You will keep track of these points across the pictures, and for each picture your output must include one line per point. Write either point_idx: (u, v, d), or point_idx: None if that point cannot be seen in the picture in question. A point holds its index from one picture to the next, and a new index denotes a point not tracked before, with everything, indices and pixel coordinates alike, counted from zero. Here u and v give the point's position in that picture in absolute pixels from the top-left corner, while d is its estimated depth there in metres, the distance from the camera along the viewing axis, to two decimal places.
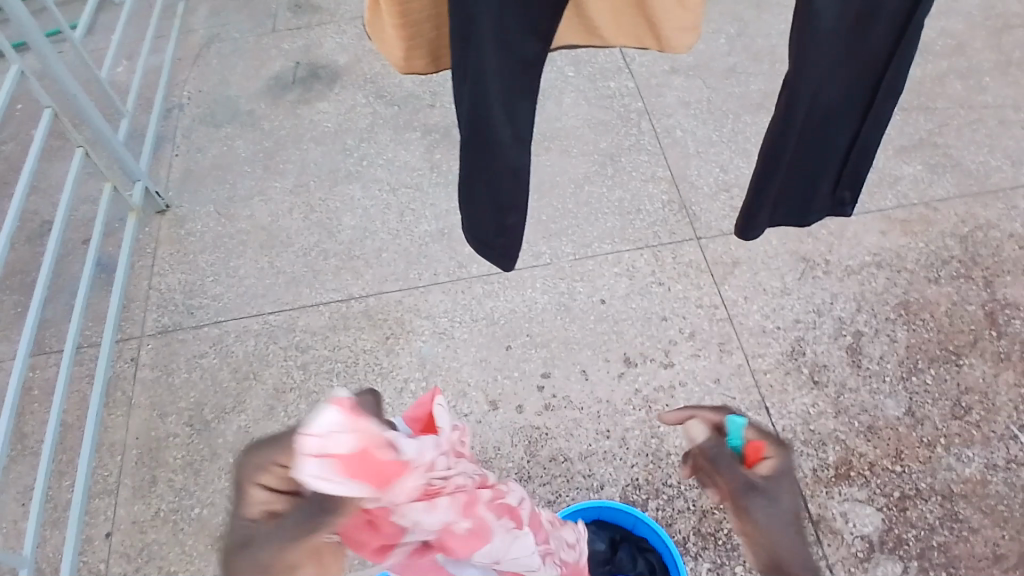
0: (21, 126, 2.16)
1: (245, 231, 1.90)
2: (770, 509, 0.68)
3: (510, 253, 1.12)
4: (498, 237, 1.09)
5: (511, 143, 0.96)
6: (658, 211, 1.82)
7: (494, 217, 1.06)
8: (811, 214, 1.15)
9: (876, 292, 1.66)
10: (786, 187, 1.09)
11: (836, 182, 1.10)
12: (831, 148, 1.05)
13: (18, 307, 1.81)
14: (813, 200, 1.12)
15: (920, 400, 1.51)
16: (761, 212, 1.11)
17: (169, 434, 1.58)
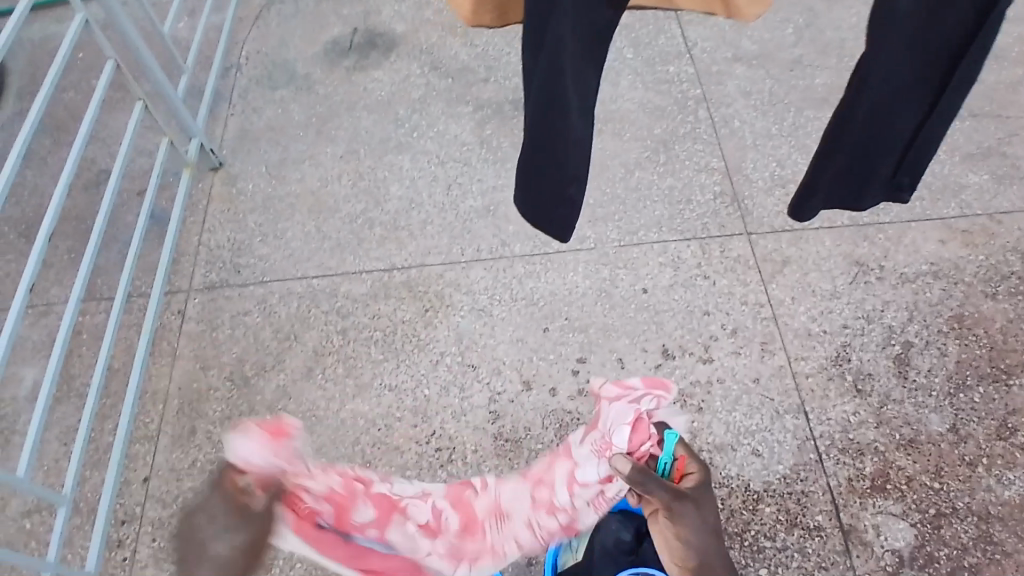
0: (85, 75, 2.21)
1: (294, 194, 1.92)
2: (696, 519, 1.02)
3: (569, 225, 1.09)
4: (559, 209, 1.07)
5: (578, 114, 0.95)
6: (709, 202, 1.78)
7: (554, 187, 1.04)
8: (867, 200, 1.10)
9: (930, 303, 1.60)
10: (845, 173, 1.06)
11: (897, 168, 1.05)
12: (896, 136, 1.00)
13: (73, 254, 1.88)
14: (870, 184, 1.08)
15: (966, 417, 1.46)
16: (815, 191, 1.09)
17: (210, 387, 1.63)
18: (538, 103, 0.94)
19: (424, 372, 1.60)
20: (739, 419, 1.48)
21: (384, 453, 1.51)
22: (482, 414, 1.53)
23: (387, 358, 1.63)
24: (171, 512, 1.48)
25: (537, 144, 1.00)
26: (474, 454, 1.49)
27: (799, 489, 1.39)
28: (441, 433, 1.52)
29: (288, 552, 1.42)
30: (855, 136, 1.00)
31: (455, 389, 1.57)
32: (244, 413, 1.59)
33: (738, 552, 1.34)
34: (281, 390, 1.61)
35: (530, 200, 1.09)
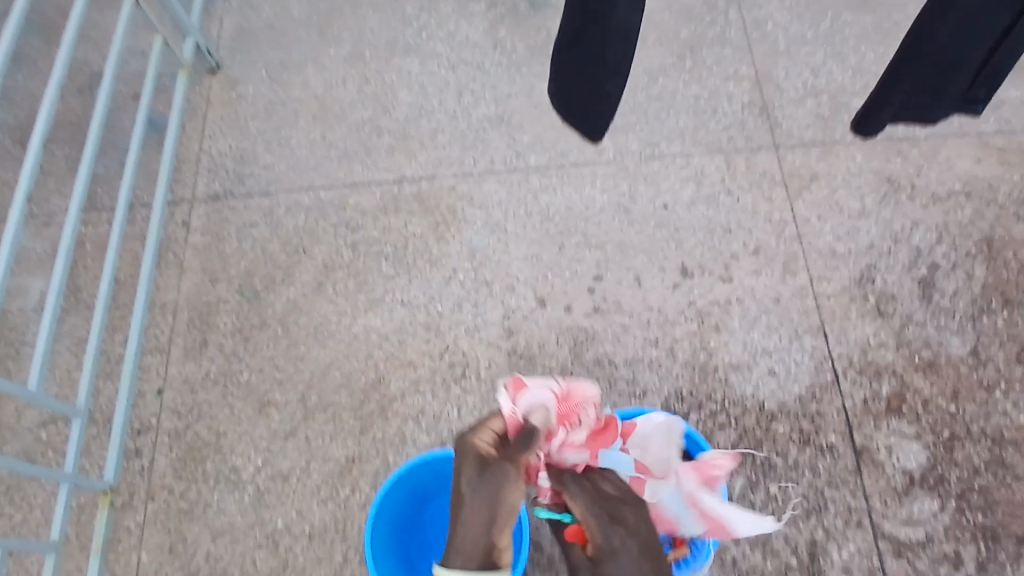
0: None
1: (297, 99, 1.82)
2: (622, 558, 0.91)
3: (602, 123, 1.05)
4: (594, 103, 1.03)
5: (626, 1, 0.87)
6: (736, 113, 1.68)
7: (591, 79, 0.99)
8: (938, 112, 1.04)
9: (960, 224, 1.54)
10: (918, 89, 0.99)
11: (974, 78, 0.98)
12: (977, 47, 0.93)
13: (71, 161, 1.80)
14: (942, 99, 1.01)
15: (987, 341, 1.43)
16: (885, 104, 1.02)
17: (220, 300, 1.60)
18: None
19: (436, 289, 1.57)
20: (757, 340, 1.46)
21: (397, 368, 1.50)
22: (496, 331, 1.51)
23: (398, 274, 1.59)
24: (186, 423, 1.49)
25: (577, 33, 0.95)
26: (487, 371, 1.48)
27: (814, 409, 1.39)
28: (455, 349, 1.51)
29: (304, 463, 1.44)
30: (934, 49, 0.93)
31: (468, 306, 1.54)
32: (254, 327, 1.57)
33: (750, 468, 1.35)
34: (291, 304, 1.59)
35: (567, 94, 1.05)
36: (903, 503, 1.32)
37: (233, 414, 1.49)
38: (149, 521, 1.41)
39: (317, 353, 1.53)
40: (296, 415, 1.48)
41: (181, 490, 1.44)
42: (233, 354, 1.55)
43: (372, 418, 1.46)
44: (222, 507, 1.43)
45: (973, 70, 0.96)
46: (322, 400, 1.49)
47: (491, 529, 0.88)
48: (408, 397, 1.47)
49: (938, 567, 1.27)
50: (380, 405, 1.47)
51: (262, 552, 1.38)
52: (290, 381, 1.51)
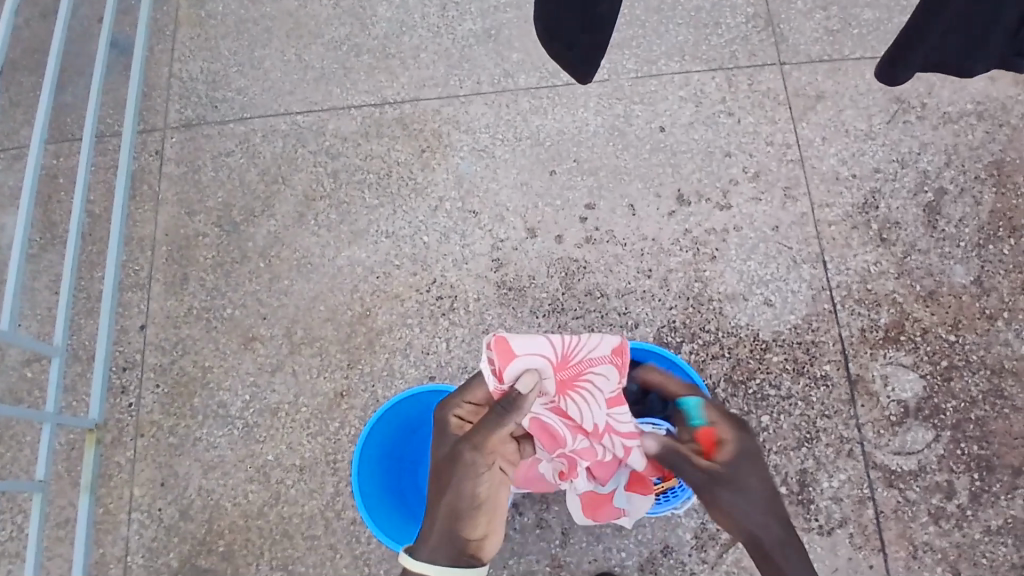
0: None
1: (270, 16, 1.70)
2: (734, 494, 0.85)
3: (596, 56, 0.93)
4: (582, 32, 0.90)
5: None
6: (739, 26, 1.57)
7: (579, 4, 0.86)
8: (976, 65, 0.86)
9: (971, 146, 1.46)
10: (947, 32, 0.82)
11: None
12: None
13: (35, 88, 1.70)
14: (981, 47, 0.83)
15: (992, 270, 1.39)
16: (913, 49, 0.85)
17: (198, 233, 1.54)
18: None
19: (422, 219, 1.51)
20: (754, 269, 1.41)
21: (384, 302, 1.46)
22: (484, 263, 1.46)
23: (382, 204, 1.53)
24: (171, 359, 1.47)
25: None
26: (476, 303, 1.44)
27: (810, 339, 1.36)
28: (442, 282, 1.46)
29: (292, 398, 1.42)
30: None
31: (455, 237, 1.49)
32: (236, 261, 1.52)
33: (742, 399, 1.33)
34: (272, 236, 1.53)
35: (550, 31, 0.92)
36: (896, 433, 1.31)
37: (218, 350, 1.47)
38: (140, 456, 1.41)
39: (301, 286, 1.49)
40: (282, 350, 1.45)
41: (169, 426, 1.43)
42: (216, 290, 1.50)
43: (359, 352, 1.44)
44: (213, 442, 1.42)
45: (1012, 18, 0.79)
46: (308, 335, 1.46)
47: (455, 522, 0.85)
48: (395, 331, 1.44)
49: (928, 495, 1.28)
50: (367, 339, 1.44)
51: (254, 485, 1.38)
52: (274, 315, 1.48)
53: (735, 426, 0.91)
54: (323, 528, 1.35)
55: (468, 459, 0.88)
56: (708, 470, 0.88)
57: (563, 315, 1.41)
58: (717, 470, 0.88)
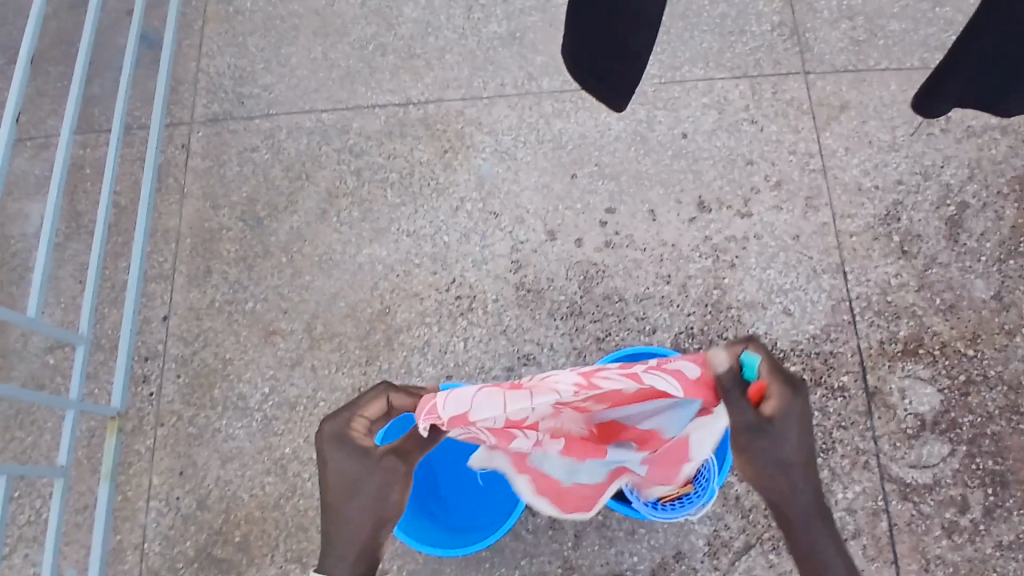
0: None
1: (297, 14, 1.72)
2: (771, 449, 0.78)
3: (620, 92, 0.98)
4: (607, 70, 0.95)
5: None
6: (764, 35, 1.57)
7: (606, 47, 0.92)
8: (1011, 101, 0.95)
9: (995, 161, 1.46)
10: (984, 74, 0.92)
11: None
12: None
13: (65, 80, 1.73)
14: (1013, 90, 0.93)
15: (1013, 285, 1.38)
16: (948, 86, 0.96)
17: (222, 227, 1.56)
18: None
19: (443, 219, 1.52)
20: (773, 278, 1.41)
21: (403, 300, 1.48)
22: (504, 264, 1.47)
23: (404, 203, 1.54)
24: (192, 351, 1.49)
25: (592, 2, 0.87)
26: (495, 304, 1.45)
27: (827, 350, 1.36)
28: (462, 281, 1.47)
29: (311, 392, 1.44)
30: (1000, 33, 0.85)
31: (476, 238, 1.50)
32: (258, 255, 1.54)
33: None
34: (294, 232, 1.55)
35: (580, 66, 0.97)
36: (911, 446, 1.31)
37: (239, 343, 1.49)
38: (160, 445, 1.43)
39: (322, 282, 1.51)
40: (302, 344, 1.47)
41: (189, 416, 1.45)
42: (238, 283, 1.52)
43: (378, 349, 1.45)
44: (231, 433, 1.44)
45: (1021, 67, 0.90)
46: (327, 330, 1.47)
47: (378, 528, 0.82)
48: (414, 329, 1.46)
49: (942, 509, 1.27)
50: (385, 336, 1.46)
51: (271, 477, 1.40)
52: (295, 310, 1.49)
53: (789, 385, 0.79)
54: None
55: (392, 463, 0.83)
56: (750, 422, 0.78)
57: (580, 318, 1.42)
58: (762, 425, 0.78)
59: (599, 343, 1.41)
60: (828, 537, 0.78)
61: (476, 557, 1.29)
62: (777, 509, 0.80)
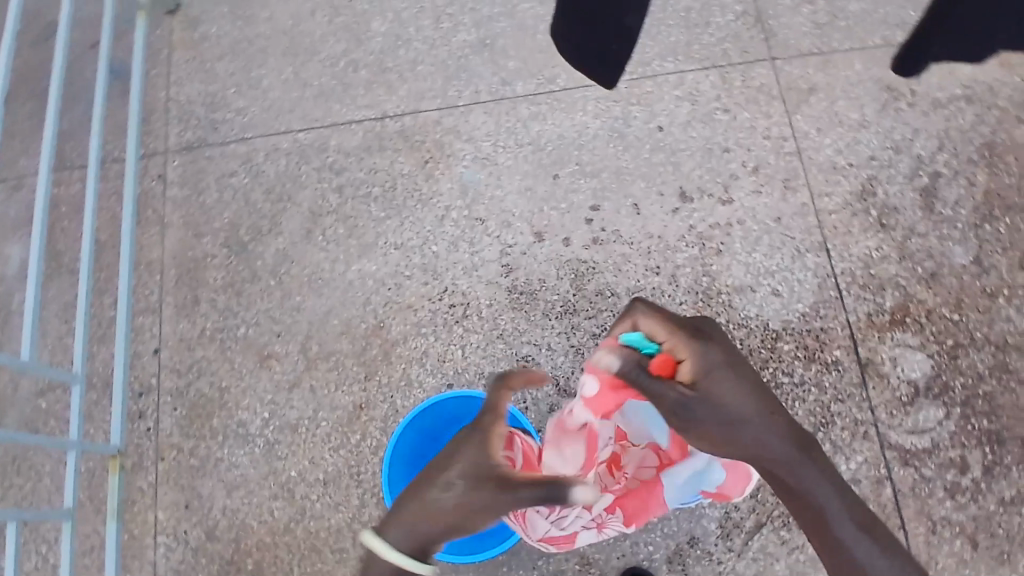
0: None
1: (265, 36, 1.71)
2: (711, 408, 0.79)
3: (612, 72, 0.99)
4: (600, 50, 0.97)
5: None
6: (729, 25, 1.60)
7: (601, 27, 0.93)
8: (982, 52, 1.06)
9: (961, 130, 1.50)
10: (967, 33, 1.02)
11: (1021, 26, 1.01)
12: None
13: (32, 119, 1.70)
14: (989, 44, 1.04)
15: (990, 249, 1.42)
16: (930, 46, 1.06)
17: (207, 255, 1.55)
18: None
19: (430, 229, 1.52)
20: (759, 261, 1.44)
21: (397, 312, 1.48)
22: (494, 269, 1.48)
23: (389, 216, 1.54)
24: (187, 382, 1.47)
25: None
26: (489, 309, 1.46)
27: (818, 326, 1.39)
28: (454, 289, 1.48)
29: (311, 413, 1.43)
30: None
31: (464, 245, 1.51)
32: (246, 280, 1.53)
33: None
34: (281, 254, 1.54)
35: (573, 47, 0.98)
36: (908, 412, 1.34)
37: (235, 370, 1.47)
38: (162, 480, 1.41)
39: (314, 302, 1.50)
40: (298, 366, 1.46)
41: (190, 448, 1.43)
42: (228, 310, 1.51)
43: (376, 364, 1.45)
44: (234, 461, 1.43)
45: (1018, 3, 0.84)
46: (323, 349, 1.47)
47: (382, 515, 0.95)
48: (410, 341, 1.46)
49: (943, 471, 1.31)
50: (382, 350, 1.46)
51: (279, 502, 1.39)
52: (289, 332, 1.48)
53: (689, 342, 0.82)
54: (351, 541, 1.36)
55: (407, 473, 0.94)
56: (678, 399, 0.79)
57: (575, 315, 1.44)
58: (688, 392, 0.79)
59: (596, 339, 1.42)
60: (800, 451, 0.82)
61: (493, 561, 1.29)
62: (755, 459, 0.82)
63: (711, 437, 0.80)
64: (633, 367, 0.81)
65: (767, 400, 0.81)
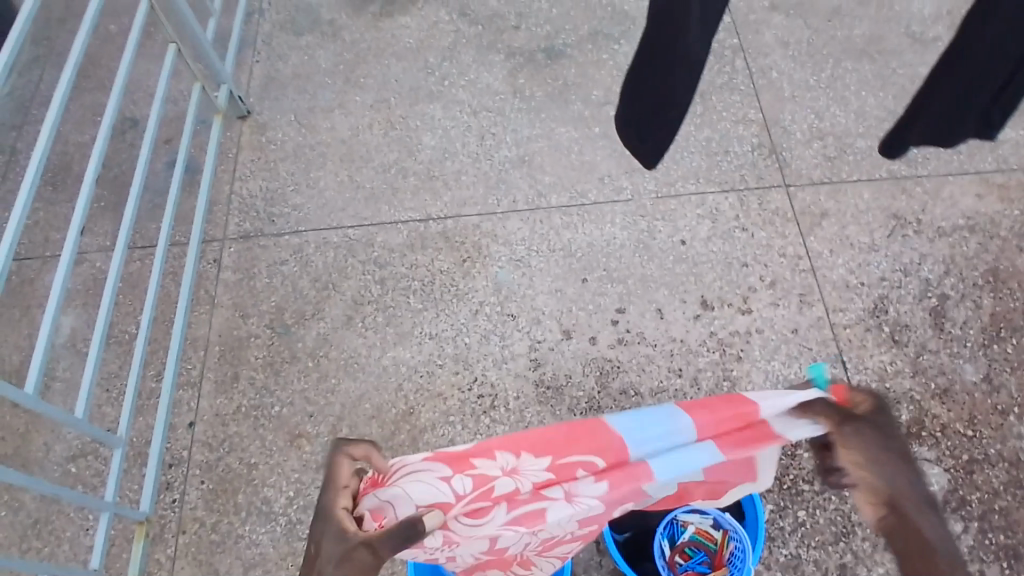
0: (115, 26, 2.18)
1: (325, 143, 1.90)
2: (859, 435, 0.70)
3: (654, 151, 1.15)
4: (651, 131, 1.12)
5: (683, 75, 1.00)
6: (747, 154, 1.77)
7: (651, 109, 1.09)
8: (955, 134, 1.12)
9: (966, 257, 1.61)
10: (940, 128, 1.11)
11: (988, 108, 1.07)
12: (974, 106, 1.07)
13: (102, 203, 1.85)
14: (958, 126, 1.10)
15: (999, 368, 1.49)
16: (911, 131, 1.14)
17: (251, 335, 1.64)
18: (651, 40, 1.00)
19: (463, 322, 1.61)
20: (778, 369, 1.50)
21: (426, 400, 1.53)
22: (523, 362, 1.55)
23: (426, 308, 1.64)
24: (218, 456, 1.51)
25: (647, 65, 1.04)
26: (516, 401, 1.51)
27: None
28: (483, 380, 1.54)
29: None
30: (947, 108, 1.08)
31: (495, 338, 1.59)
32: (286, 360, 1.60)
33: (777, 494, 1.38)
34: (322, 337, 1.62)
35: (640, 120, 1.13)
36: None
37: (265, 447, 1.51)
38: (181, 553, 1.42)
39: (348, 385, 1.56)
40: (327, 447, 1.50)
41: (212, 522, 1.44)
42: (265, 388, 1.57)
43: (403, 449, 1.49)
44: (253, 539, 1.43)
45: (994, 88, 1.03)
46: (353, 432, 1.51)
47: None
48: (437, 428, 1.50)
49: None
50: (410, 435, 1.50)
51: None
52: (321, 413, 1.54)
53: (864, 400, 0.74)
54: None
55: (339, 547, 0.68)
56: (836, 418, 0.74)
57: (599, 412, 1.49)
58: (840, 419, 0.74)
59: None
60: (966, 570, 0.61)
61: None
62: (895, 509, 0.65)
63: (848, 458, 0.71)
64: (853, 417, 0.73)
65: (916, 487, 0.66)
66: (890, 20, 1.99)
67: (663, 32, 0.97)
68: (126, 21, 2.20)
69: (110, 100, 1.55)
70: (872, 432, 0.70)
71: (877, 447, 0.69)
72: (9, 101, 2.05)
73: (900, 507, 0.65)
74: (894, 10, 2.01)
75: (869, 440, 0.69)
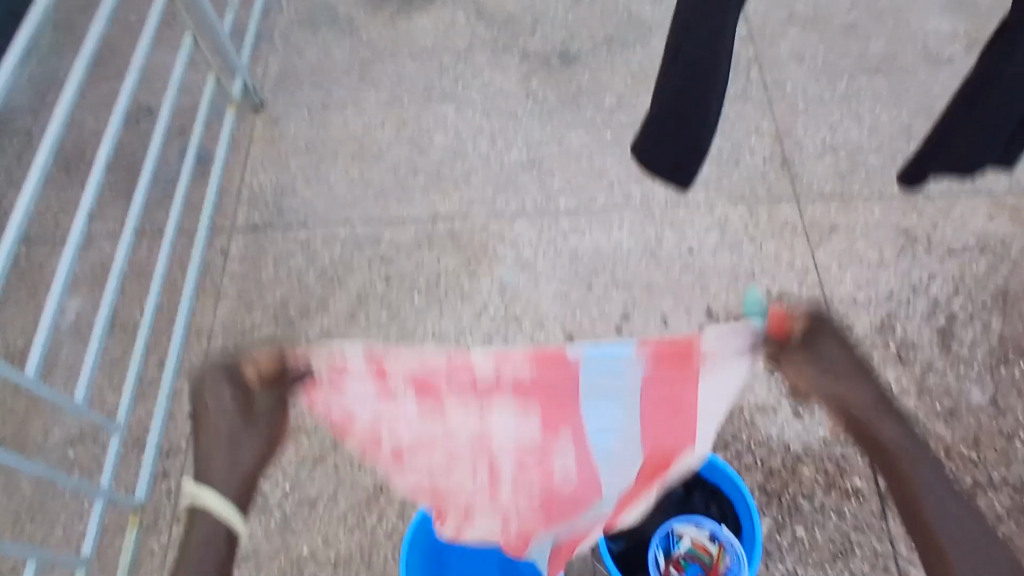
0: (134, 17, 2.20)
1: (337, 139, 1.90)
2: (821, 365, 0.82)
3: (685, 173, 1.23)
4: (686, 151, 1.19)
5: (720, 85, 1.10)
6: (758, 165, 1.77)
7: (686, 131, 1.16)
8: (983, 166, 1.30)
9: (977, 277, 1.60)
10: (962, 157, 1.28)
11: (1002, 147, 1.27)
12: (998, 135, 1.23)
13: (112, 190, 1.86)
14: (984, 157, 1.28)
15: (1006, 390, 1.47)
16: (932, 166, 1.33)
17: (254, 327, 1.64)
18: (684, 69, 1.09)
19: (467, 322, 1.61)
20: (781, 383, 1.49)
21: None
22: None
23: (430, 307, 1.64)
24: None
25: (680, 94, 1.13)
26: None
27: (838, 453, 1.42)
28: None
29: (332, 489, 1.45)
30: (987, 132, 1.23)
31: (498, 341, 1.58)
32: None
33: (776, 509, 1.37)
34: (325, 332, 1.62)
35: (670, 147, 1.19)
36: None
37: None
38: (174, 543, 1.42)
39: None
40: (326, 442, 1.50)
41: None
42: None
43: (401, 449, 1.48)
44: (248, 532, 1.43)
45: (1007, 131, 1.23)
46: None
47: None
48: None
49: None
50: None
51: None
52: (321, 409, 1.54)
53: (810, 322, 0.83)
54: None
55: None
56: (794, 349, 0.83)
57: None
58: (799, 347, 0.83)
59: None
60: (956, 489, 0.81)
61: None
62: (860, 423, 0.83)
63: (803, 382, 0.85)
64: (810, 348, 0.83)
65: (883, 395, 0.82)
66: (908, 37, 1.98)
67: (699, 56, 1.07)
68: (143, 11, 2.22)
69: (125, 88, 1.55)
70: (865, 368, 0.86)
71: (832, 378, 0.83)
72: (23, 85, 2.07)
73: (872, 426, 0.83)
74: (912, 27, 2.00)
75: (829, 371, 0.82)
